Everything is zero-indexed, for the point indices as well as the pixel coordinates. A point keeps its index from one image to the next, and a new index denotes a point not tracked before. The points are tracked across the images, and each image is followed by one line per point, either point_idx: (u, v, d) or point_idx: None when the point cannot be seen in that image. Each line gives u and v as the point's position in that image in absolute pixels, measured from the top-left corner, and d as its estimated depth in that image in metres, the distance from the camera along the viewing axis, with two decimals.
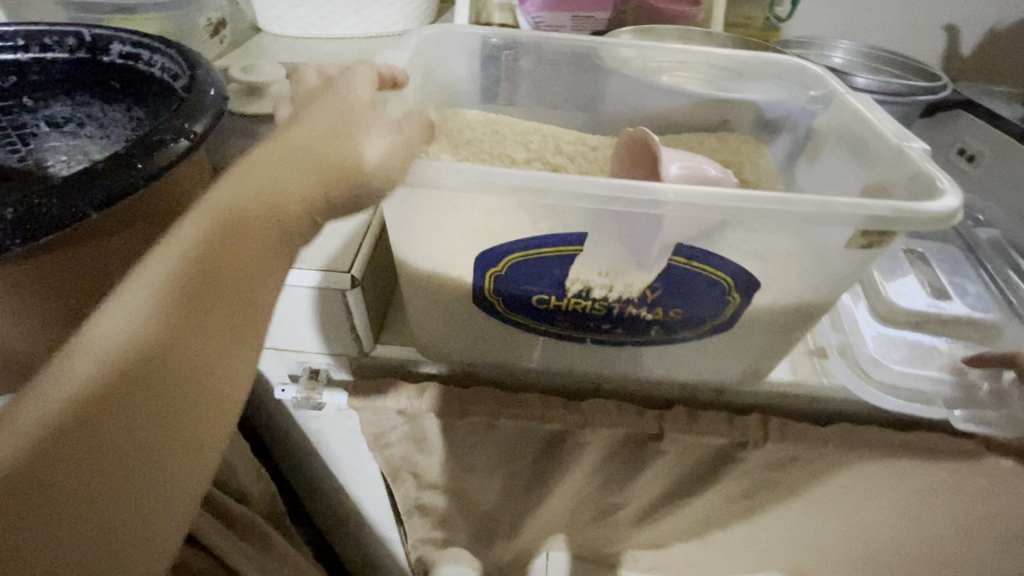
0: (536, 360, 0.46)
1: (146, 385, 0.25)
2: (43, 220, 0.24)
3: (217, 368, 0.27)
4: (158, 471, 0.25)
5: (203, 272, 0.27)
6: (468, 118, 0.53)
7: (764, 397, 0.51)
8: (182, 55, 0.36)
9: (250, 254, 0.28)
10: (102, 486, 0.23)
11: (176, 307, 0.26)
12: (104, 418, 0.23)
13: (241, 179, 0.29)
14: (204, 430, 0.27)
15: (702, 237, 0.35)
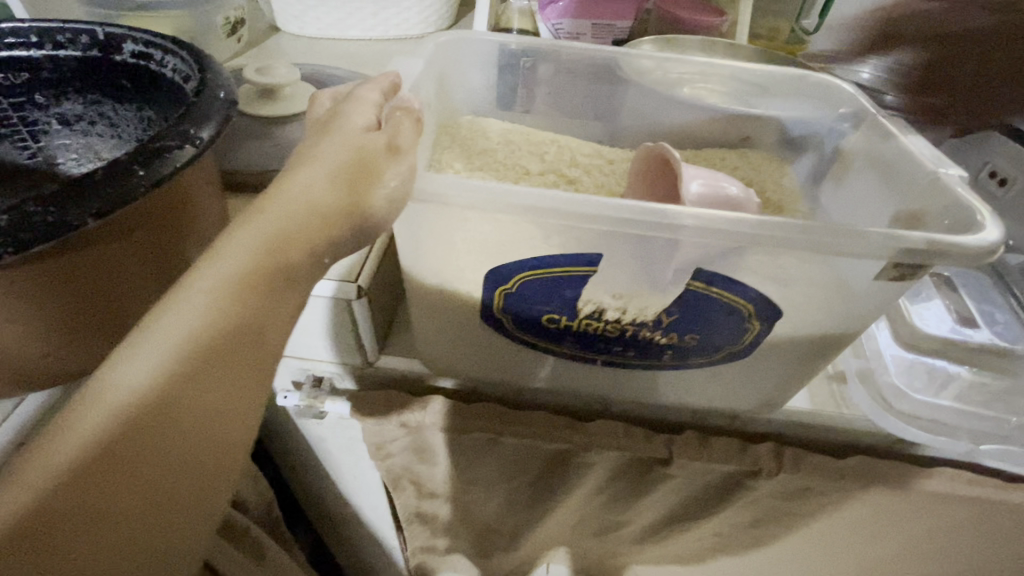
0: (545, 379, 0.45)
1: (159, 441, 0.24)
2: (33, 228, 0.22)
3: (228, 413, 0.27)
4: (166, 517, 0.25)
5: (220, 326, 0.26)
6: (483, 126, 0.51)
7: (780, 425, 0.49)
8: (195, 58, 0.35)
9: (267, 305, 0.28)
10: (109, 541, 0.23)
11: (191, 352, 0.25)
12: (112, 475, 0.23)
13: (262, 224, 0.28)
14: (213, 472, 0.27)
15: (723, 262, 0.33)
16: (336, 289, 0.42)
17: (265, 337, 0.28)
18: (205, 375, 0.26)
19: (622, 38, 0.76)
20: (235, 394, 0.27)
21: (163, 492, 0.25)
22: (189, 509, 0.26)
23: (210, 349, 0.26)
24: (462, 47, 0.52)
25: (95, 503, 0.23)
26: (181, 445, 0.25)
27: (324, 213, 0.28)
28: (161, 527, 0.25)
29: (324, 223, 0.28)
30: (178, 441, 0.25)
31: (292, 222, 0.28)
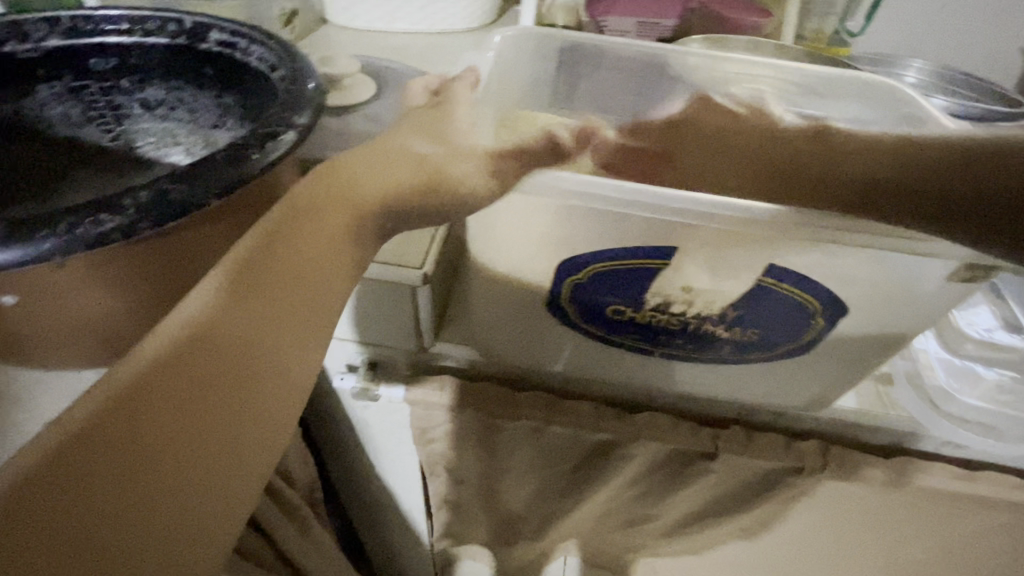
0: (561, 360, 0.46)
1: (206, 375, 0.24)
2: (167, 206, 0.24)
3: (277, 360, 0.27)
4: (206, 459, 0.24)
5: (276, 253, 0.27)
6: (540, 119, 0.51)
7: (827, 425, 0.50)
8: (281, 48, 0.37)
9: (321, 238, 0.29)
10: (145, 473, 0.23)
11: (247, 278, 0.26)
12: (163, 381, 0.23)
13: (331, 170, 0.30)
14: (258, 420, 0.27)
15: (796, 260, 0.34)
16: (400, 277, 0.42)
17: (322, 292, 0.29)
18: (259, 298, 0.26)
19: (666, 37, 0.75)
20: (285, 341, 0.28)
21: (203, 425, 0.24)
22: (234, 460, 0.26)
23: (256, 291, 0.26)
24: (517, 44, 0.53)
25: (136, 428, 0.22)
26: (226, 379, 0.25)
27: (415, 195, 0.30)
28: (202, 470, 0.24)
29: (394, 169, 0.30)
30: (223, 373, 0.25)
31: (351, 188, 0.29)
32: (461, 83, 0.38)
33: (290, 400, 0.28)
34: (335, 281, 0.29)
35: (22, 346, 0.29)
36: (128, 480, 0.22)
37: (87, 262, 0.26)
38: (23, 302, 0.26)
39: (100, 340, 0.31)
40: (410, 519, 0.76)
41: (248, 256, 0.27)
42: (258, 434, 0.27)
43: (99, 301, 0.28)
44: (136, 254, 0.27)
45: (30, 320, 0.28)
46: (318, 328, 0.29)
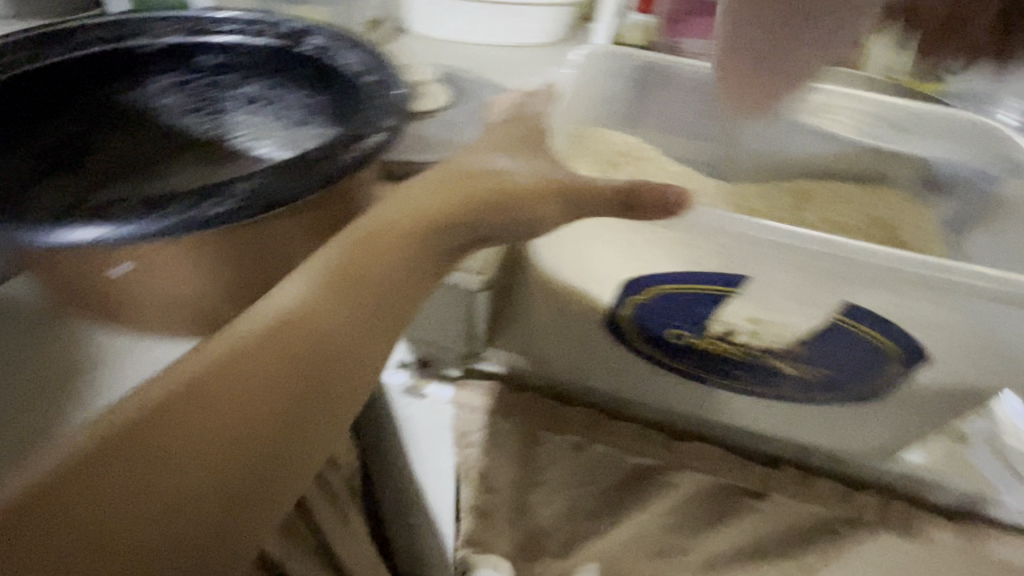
0: (608, 378, 0.45)
1: (281, 361, 0.28)
2: (270, 197, 0.26)
3: (329, 345, 0.29)
4: (255, 431, 0.27)
5: (354, 262, 0.30)
6: (613, 137, 0.52)
7: (888, 476, 0.47)
8: (375, 57, 0.39)
9: (393, 246, 0.30)
10: (201, 437, 0.26)
11: (330, 279, 0.29)
12: (248, 361, 0.28)
13: (412, 188, 0.31)
14: (307, 401, 0.29)
15: (877, 301, 0.32)
16: (462, 280, 0.43)
17: (389, 292, 0.31)
18: (338, 298, 0.29)
19: None
20: (342, 330, 0.30)
21: (252, 401, 0.27)
22: (281, 436, 0.28)
23: (342, 290, 0.29)
24: None
25: (197, 405, 0.26)
26: (283, 371, 0.28)
27: (495, 206, 0.30)
28: (242, 456, 0.27)
29: (462, 178, 0.31)
30: (279, 365, 0.28)
31: (417, 200, 0.31)
32: (541, 97, 0.39)
33: (342, 387, 0.30)
34: (402, 285, 0.31)
35: (124, 311, 0.32)
36: (188, 443, 0.26)
37: (192, 244, 0.28)
38: (133, 272, 0.29)
39: (188, 312, 0.33)
40: (439, 520, 0.76)
41: (330, 264, 0.29)
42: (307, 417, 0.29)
43: (189, 278, 0.30)
44: (231, 240, 0.29)
45: (136, 288, 0.30)
46: (377, 321, 0.31)
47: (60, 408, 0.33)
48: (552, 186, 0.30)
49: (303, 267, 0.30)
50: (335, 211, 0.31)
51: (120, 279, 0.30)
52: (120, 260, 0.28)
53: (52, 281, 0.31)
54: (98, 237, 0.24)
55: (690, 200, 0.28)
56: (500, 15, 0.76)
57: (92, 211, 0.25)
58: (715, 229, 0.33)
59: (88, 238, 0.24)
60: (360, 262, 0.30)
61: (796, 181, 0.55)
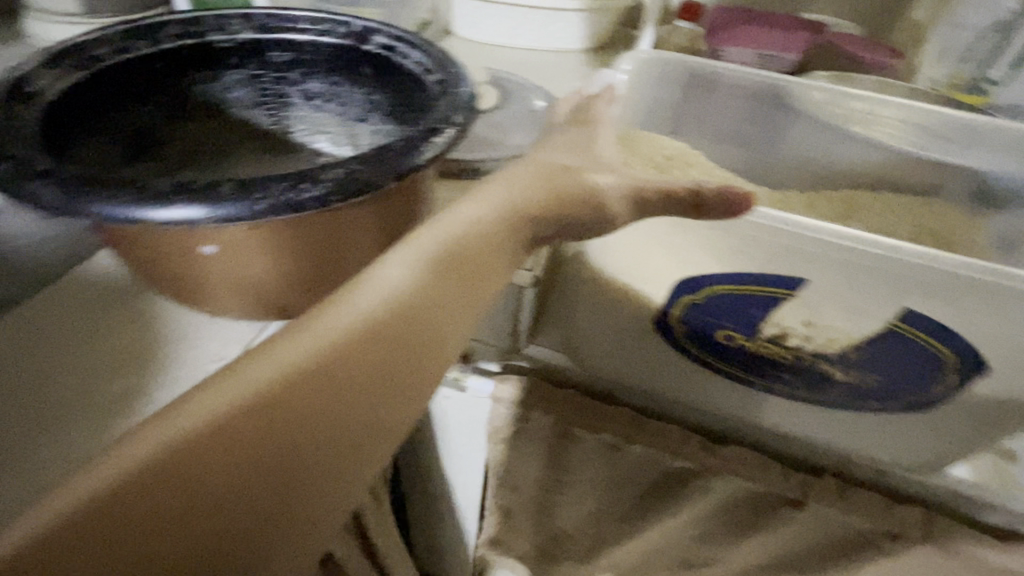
0: (652, 378, 0.45)
1: (378, 345, 0.28)
2: (355, 185, 0.27)
3: (407, 333, 0.29)
4: (331, 424, 0.26)
5: (457, 246, 0.31)
6: (660, 141, 0.52)
7: (933, 491, 0.46)
8: (440, 55, 0.40)
9: (488, 239, 0.32)
10: (279, 431, 0.25)
11: (434, 262, 0.30)
12: (349, 344, 0.27)
13: (508, 184, 0.34)
14: (383, 391, 0.28)
15: (937, 309, 0.32)
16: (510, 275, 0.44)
17: (472, 277, 0.32)
18: (438, 282, 0.30)
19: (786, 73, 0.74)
20: (421, 315, 0.30)
21: (329, 393, 0.27)
22: (357, 430, 0.27)
23: (444, 275, 0.30)
24: None
25: (299, 387, 0.26)
26: (381, 355, 0.28)
27: (568, 207, 0.33)
28: (335, 438, 0.26)
29: (539, 180, 0.34)
30: (378, 350, 0.28)
31: (506, 197, 0.33)
32: (600, 100, 0.40)
33: (418, 376, 0.29)
34: (485, 266, 0.32)
35: (201, 290, 0.33)
36: (266, 438, 0.25)
37: (274, 227, 0.29)
38: (218, 252, 0.31)
39: (259, 296, 0.34)
40: (463, 517, 0.76)
41: (434, 249, 0.31)
42: (383, 408, 0.28)
43: (267, 260, 0.32)
44: (310, 224, 0.30)
45: (216, 269, 0.32)
46: (466, 307, 0.32)
47: (136, 381, 0.34)
48: (625, 191, 0.32)
49: (406, 250, 0.31)
50: (403, 199, 0.33)
51: (205, 259, 0.31)
52: (206, 240, 0.30)
53: (137, 260, 0.32)
54: (190, 219, 0.25)
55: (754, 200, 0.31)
56: (545, 20, 0.77)
57: (179, 188, 0.25)
58: (774, 231, 0.34)
59: (177, 218, 0.24)
60: (462, 247, 0.31)
61: (843, 192, 0.54)
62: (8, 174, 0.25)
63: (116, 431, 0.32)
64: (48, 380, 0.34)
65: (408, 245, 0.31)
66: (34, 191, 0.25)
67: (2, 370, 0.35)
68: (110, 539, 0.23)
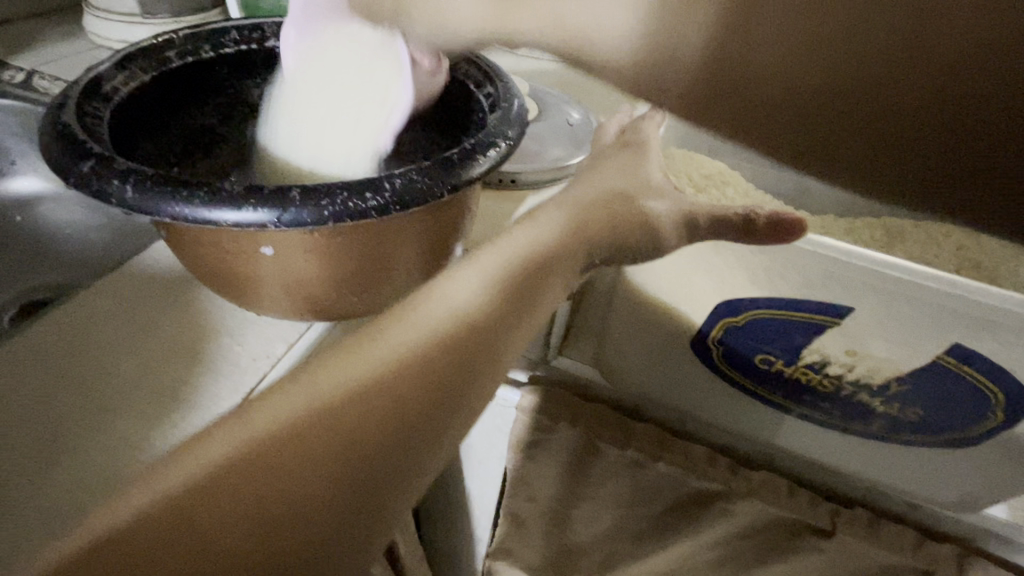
0: (681, 398, 0.45)
1: (446, 357, 0.27)
2: (415, 194, 0.28)
3: (474, 345, 0.28)
4: (399, 431, 0.25)
5: (525, 266, 0.31)
6: (698, 159, 0.52)
7: (967, 529, 0.45)
8: (489, 67, 0.41)
9: (553, 260, 0.32)
10: (350, 441, 0.24)
11: (503, 282, 0.30)
12: (422, 355, 0.27)
13: (571, 205, 0.34)
14: (451, 403, 0.27)
15: (988, 346, 0.32)
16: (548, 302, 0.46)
17: (536, 296, 0.31)
18: (505, 301, 0.30)
19: None
20: (487, 328, 0.29)
21: (397, 400, 0.26)
22: (422, 438, 0.26)
23: (510, 293, 0.30)
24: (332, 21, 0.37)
25: (370, 394, 0.25)
26: (448, 369, 0.27)
27: (616, 226, 0.33)
28: (400, 447, 0.25)
29: (601, 204, 0.34)
30: (445, 361, 0.27)
31: (568, 219, 0.33)
32: (648, 120, 0.41)
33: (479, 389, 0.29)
34: (548, 285, 0.32)
35: (253, 289, 0.34)
36: (336, 445, 0.24)
37: (331, 232, 0.30)
38: (275, 254, 0.32)
39: (308, 296, 0.35)
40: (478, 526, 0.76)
41: (502, 267, 0.31)
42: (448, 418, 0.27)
43: (323, 265, 0.32)
44: (366, 230, 0.31)
45: (270, 269, 0.33)
46: (527, 326, 0.31)
47: (185, 373, 0.35)
48: (674, 212, 0.33)
49: (474, 265, 0.31)
50: (450, 207, 0.33)
51: (262, 260, 0.32)
52: (265, 242, 0.31)
53: (195, 258, 0.33)
54: (260, 222, 0.26)
55: (803, 225, 0.32)
56: None
57: (250, 192, 0.26)
58: (825, 260, 0.33)
59: (249, 221, 0.26)
60: (528, 268, 0.31)
61: (882, 218, 0.54)
62: (88, 172, 0.26)
63: (171, 422, 0.33)
64: (103, 368, 0.35)
65: (476, 263, 0.31)
66: (113, 189, 0.26)
67: (59, 356, 0.36)
68: (172, 545, 0.21)
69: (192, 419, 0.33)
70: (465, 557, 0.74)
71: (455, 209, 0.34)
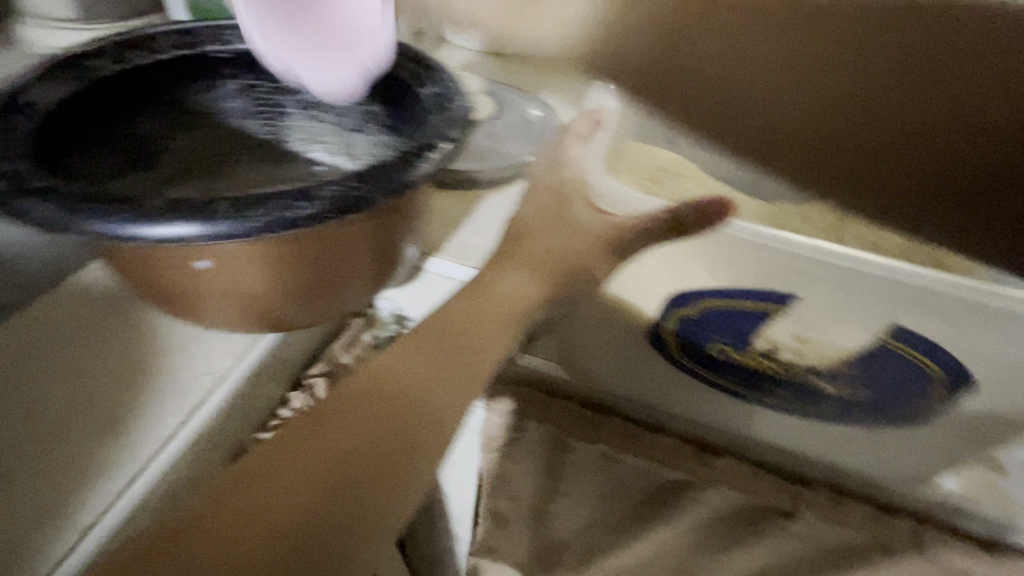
0: (642, 390, 0.45)
1: (371, 408, 0.30)
2: (349, 203, 0.27)
3: (399, 400, 0.30)
4: (330, 484, 0.27)
5: (448, 324, 0.34)
6: (650, 153, 0.53)
7: (919, 502, 0.46)
8: (434, 71, 0.41)
9: (481, 319, 0.35)
10: (281, 492, 0.27)
11: (426, 339, 0.33)
12: (347, 407, 0.30)
13: (503, 270, 0.37)
14: (381, 451, 0.29)
15: (924, 324, 0.33)
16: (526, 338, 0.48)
17: (467, 350, 0.33)
18: (430, 354, 0.32)
19: None
20: (417, 384, 0.31)
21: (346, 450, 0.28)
22: (369, 492, 0.28)
23: (435, 347, 0.33)
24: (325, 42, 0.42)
25: (299, 446, 0.28)
26: (375, 417, 0.30)
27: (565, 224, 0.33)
28: (328, 497, 0.27)
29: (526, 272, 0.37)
30: (371, 410, 0.30)
31: (496, 283, 0.36)
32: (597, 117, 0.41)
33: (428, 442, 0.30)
34: (477, 339, 0.34)
35: (191, 303, 0.33)
36: (272, 496, 0.27)
37: (266, 242, 0.29)
38: (211, 268, 0.31)
39: (255, 309, 0.34)
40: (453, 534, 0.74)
41: (427, 328, 0.34)
42: (391, 469, 0.29)
43: (267, 279, 0.32)
44: (306, 241, 0.30)
45: (208, 283, 0.32)
46: (463, 377, 0.33)
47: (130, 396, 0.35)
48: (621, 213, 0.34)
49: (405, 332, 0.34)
50: (393, 214, 0.33)
51: (198, 274, 0.31)
52: (199, 256, 0.30)
53: (129, 273, 0.32)
54: (184, 237, 0.25)
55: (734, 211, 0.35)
56: None
57: (173, 205, 0.25)
58: (774, 252, 0.33)
59: (174, 236, 0.25)
60: (451, 326, 0.34)
61: None
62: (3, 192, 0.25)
63: (115, 446, 0.32)
64: (41, 395, 0.34)
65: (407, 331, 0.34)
66: (29, 208, 0.25)
67: None
68: None
69: (133, 442, 0.33)
70: (442, 565, 0.72)
71: (399, 236, 0.35)
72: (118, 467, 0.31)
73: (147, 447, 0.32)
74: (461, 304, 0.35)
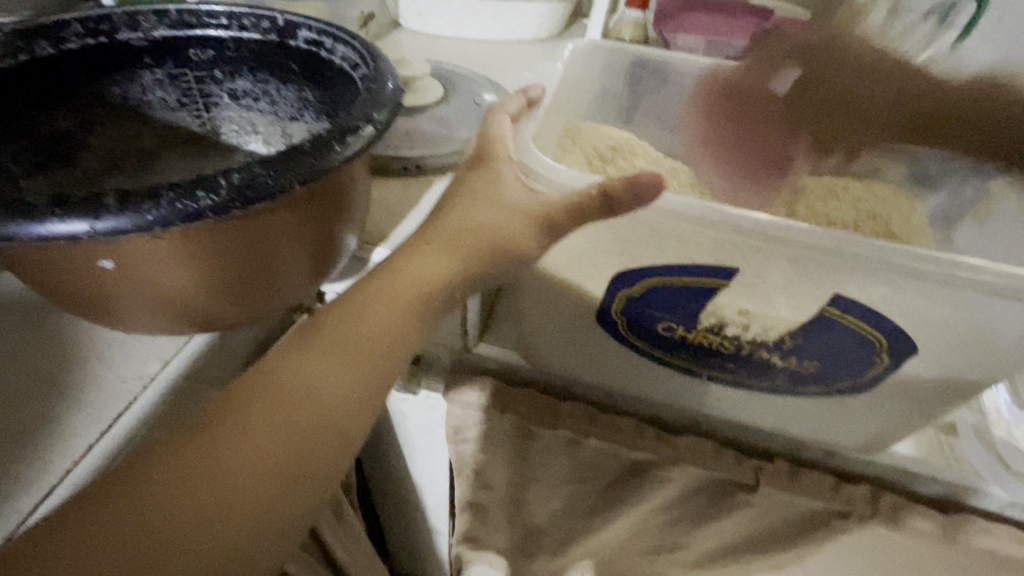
0: (599, 371, 0.45)
1: (264, 406, 0.28)
2: (257, 191, 0.26)
3: (295, 398, 0.29)
4: (212, 489, 0.26)
5: (348, 313, 0.32)
6: (603, 130, 0.52)
7: (879, 469, 0.46)
8: (364, 48, 0.37)
9: (386, 306, 0.33)
10: (155, 498, 0.25)
11: (324, 331, 0.31)
12: (236, 406, 0.28)
13: (418, 253, 0.34)
14: (271, 454, 0.27)
15: (867, 290, 0.33)
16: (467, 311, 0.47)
17: (371, 343, 0.32)
18: (329, 348, 0.31)
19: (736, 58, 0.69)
20: (313, 381, 0.30)
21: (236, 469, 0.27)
22: (257, 497, 0.27)
23: (335, 340, 0.31)
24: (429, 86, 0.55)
25: (182, 447, 0.27)
26: (268, 416, 0.28)
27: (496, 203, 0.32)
28: (210, 501, 0.26)
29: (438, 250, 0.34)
30: (264, 407, 0.28)
31: (407, 263, 0.34)
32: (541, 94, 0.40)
33: (330, 466, 0.29)
34: (384, 329, 0.32)
35: (105, 305, 0.31)
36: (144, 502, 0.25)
37: (174, 237, 0.28)
38: (119, 267, 0.29)
39: (177, 308, 0.32)
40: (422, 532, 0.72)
41: (327, 318, 0.32)
42: (283, 472, 0.27)
43: (183, 276, 0.30)
44: (220, 233, 0.28)
45: (120, 283, 0.30)
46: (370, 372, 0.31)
47: (50, 404, 0.33)
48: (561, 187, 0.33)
49: (306, 324, 0.32)
50: (315, 201, 0.31)
51: (106, 274, 0.29)
52: (103, 255, 0.28)
53: (33, 276, 0.30)
54: (72, 233, 0.23)
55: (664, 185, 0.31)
56: (491, 7, 0.75)
57: (60, 201, 0.23)
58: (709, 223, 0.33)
59: (64, 233, 0.23)
60: (351, 315, 0.32)
61: (787, 178, 0.54)
62: None
63: (32, 457, 0.30)
64: None
65: (307, 324, 0.32)
66: None
67: None
68: None
69: (51, 454, 0.31)
70: None
71: (320, 226, 0.33)
72: (33, 482, 0.29)
73: (65, 460, 0.30)
74: (365, 291, 0.33)
